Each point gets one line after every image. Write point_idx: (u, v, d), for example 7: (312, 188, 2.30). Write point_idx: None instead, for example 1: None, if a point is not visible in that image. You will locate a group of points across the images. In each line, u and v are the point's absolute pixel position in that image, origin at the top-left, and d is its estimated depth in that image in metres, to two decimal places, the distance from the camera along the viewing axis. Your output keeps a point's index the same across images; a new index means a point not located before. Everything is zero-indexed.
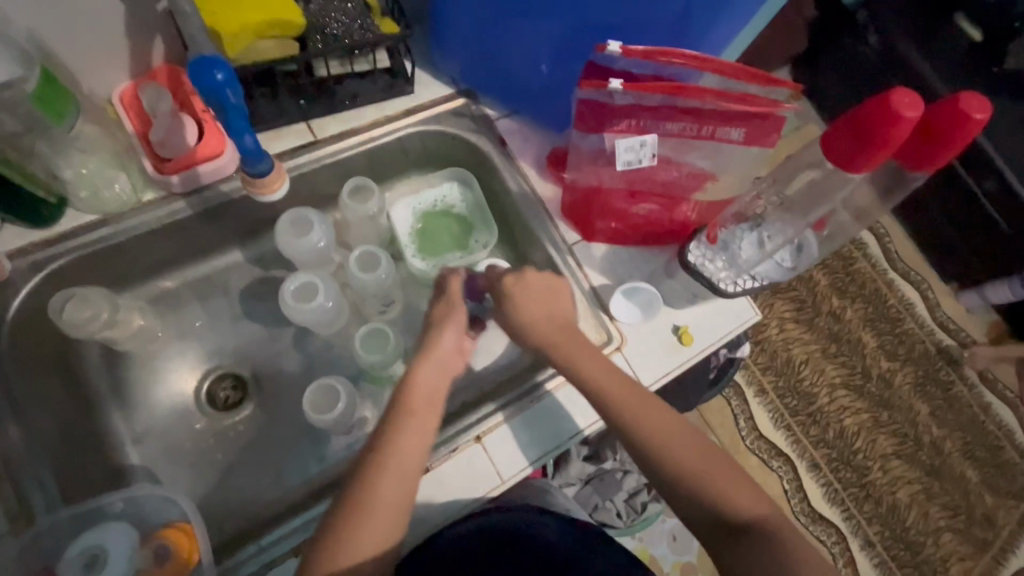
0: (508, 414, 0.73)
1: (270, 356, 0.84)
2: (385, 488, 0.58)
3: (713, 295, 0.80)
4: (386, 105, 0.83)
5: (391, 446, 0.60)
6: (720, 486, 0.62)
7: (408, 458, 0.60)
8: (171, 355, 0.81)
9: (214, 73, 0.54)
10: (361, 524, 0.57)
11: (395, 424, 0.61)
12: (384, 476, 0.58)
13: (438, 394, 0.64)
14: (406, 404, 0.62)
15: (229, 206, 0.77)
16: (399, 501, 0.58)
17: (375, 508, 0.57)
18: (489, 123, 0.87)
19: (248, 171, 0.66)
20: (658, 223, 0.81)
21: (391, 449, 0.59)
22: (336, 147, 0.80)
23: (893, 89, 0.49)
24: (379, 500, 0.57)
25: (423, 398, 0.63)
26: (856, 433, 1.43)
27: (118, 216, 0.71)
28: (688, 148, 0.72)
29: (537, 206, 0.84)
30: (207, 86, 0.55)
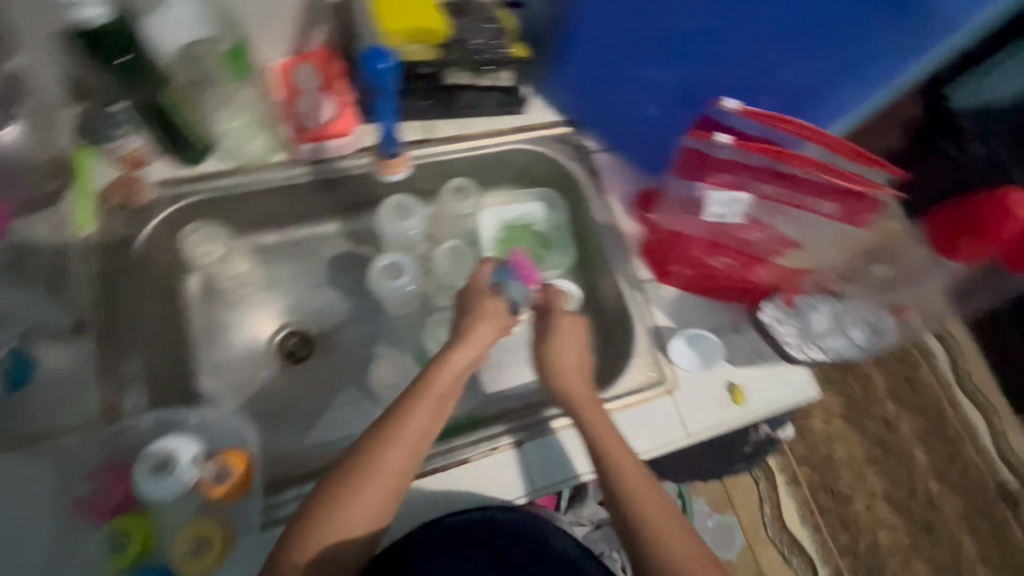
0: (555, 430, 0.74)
1: (340, 324, 0.90)
2: (392, 461, 0.61)
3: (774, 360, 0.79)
4: (497, 119, 0.90)
5: (394, 431, 0.61)
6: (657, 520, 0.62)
7: (420, 438, 0.63)
8: (256, 304, 0.89)
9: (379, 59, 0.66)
10: (341, 509, 0.59)
11: (428, 398, 0.64)
12: (378, 466, 0.60)
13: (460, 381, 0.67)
14: (435, 379, 0.65)
15: (341, 181, 0.84)
16: (386, 490, 0.60)
17: (361, 492, 0.59)
18: (587, 154, 0.92)
19: (381, 150, 0.81)
20: (730, 279, 0.81)
21: (390, 440, 0.61)
22: (445, 148, 0.87)
23: None
24: (366, 487, 0.59)
25: (448, 382, 0.65)
26: (890, 550, 1.34)
27: (247, 170, 0.79)
28: (774, 213, 0.76)
29: (617, 239, 0.88)
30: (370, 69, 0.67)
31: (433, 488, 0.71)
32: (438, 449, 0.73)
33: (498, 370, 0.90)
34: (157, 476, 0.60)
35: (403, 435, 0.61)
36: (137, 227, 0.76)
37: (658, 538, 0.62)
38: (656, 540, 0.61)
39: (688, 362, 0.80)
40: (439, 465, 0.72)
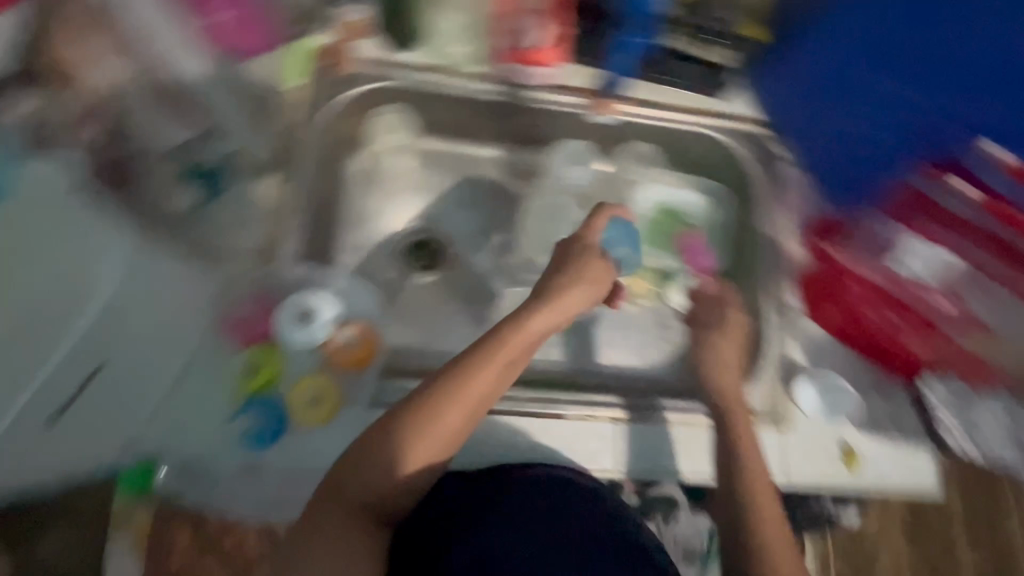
0: (656, 418, 0.74)
1: (469, 247, 0.90)
2: (455, 416, 0.60)
3: (898, 437, 0.73)
4: (695, 97, 0.86)
5: (464, 382, 0.61)
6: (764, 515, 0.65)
7: (483, 399, 0.62)
8: (402, 201, 0.89)
9: None
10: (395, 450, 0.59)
11: (500, 357, 0.63)
12: (439, 415, 0.60)
13: (533, 347, 0.67)
14: (506, 338, 0.64)
15: (524, 110, 0.84)
16: (437, 446, 0.60)
17: (416, 437, 0.59)
18: (774, 161, 0.85)
19: (607, 84, 0.83)
20: (888, 339, 0.75)
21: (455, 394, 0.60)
22: (633, 110, 0.84)
23: None
24: (422, 435, 0.59)
25: (523, 345, 0.65)
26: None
27: (446, 72, 0.82)
28: (985, 286, 0.68)
29: (776, 258, 0.82)
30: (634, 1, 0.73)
31: (523, 431, 0.72)
32: (537, 396, 0.74)
33: (605, 343, 0.88)
34: (299, 324, 0.67)
35: (467, 395, 0.61)
36: (333, 93, 0.79)
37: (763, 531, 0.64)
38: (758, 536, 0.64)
39: (808, 407, 0.75)
40: (536, 410, 0.73)
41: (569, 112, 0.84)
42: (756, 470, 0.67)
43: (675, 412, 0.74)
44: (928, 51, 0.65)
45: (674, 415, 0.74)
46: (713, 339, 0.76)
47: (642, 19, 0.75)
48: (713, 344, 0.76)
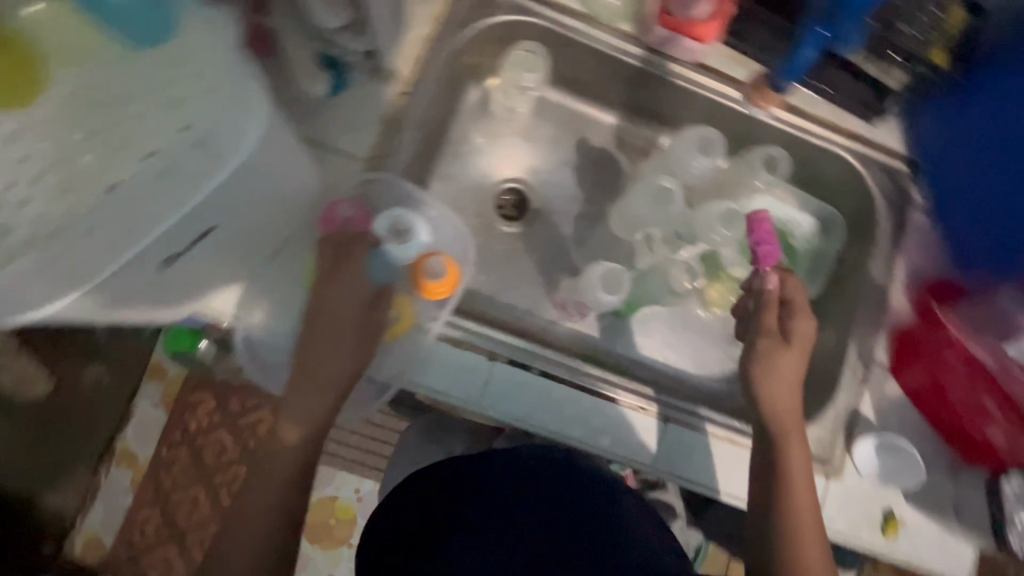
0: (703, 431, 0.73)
1: (558, 208, 0.88)
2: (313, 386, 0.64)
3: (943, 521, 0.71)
4: (842, 115, 0.79)
5: (310, 370, 0.64)
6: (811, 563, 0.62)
7: (332, 360, 0.64)
8: (508, 143, 0.88)
9: None
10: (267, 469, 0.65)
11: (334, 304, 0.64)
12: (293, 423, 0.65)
13: (364, 292, 0.65)
14: (335, 267, 0.64)
15: (660, 82, 0.79)
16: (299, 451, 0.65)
17: (309, 401, 0.65)
18: (908, 206, 0.79)
19: (771, 79, 0.76)
20: (960, 417, 0.71)
21: (303, 382, 0.64)
22: (775, 114, 0.78)
23: None
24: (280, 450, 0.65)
25: (350, 288, 0.64)
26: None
27: (594, 22, 0.77)
28: None
29: (877, 307, 0.77)
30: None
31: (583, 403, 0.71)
32: (595, 372, 0.73)
33: (668, 342, 0.85)
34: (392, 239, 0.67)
35: (317, 358, 0.64)
36: (474, 18, 0.75)
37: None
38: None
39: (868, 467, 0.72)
40: (587, 387, 0.72)
41: (710, 95, 0.78)
42: (797, 487, 0.65)
43: (724, 429, 0.73)
44: None
45: (723, 432, 0.73)
46: (775, 350, 0.69)
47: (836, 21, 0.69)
48: (773, 356, 0.69)
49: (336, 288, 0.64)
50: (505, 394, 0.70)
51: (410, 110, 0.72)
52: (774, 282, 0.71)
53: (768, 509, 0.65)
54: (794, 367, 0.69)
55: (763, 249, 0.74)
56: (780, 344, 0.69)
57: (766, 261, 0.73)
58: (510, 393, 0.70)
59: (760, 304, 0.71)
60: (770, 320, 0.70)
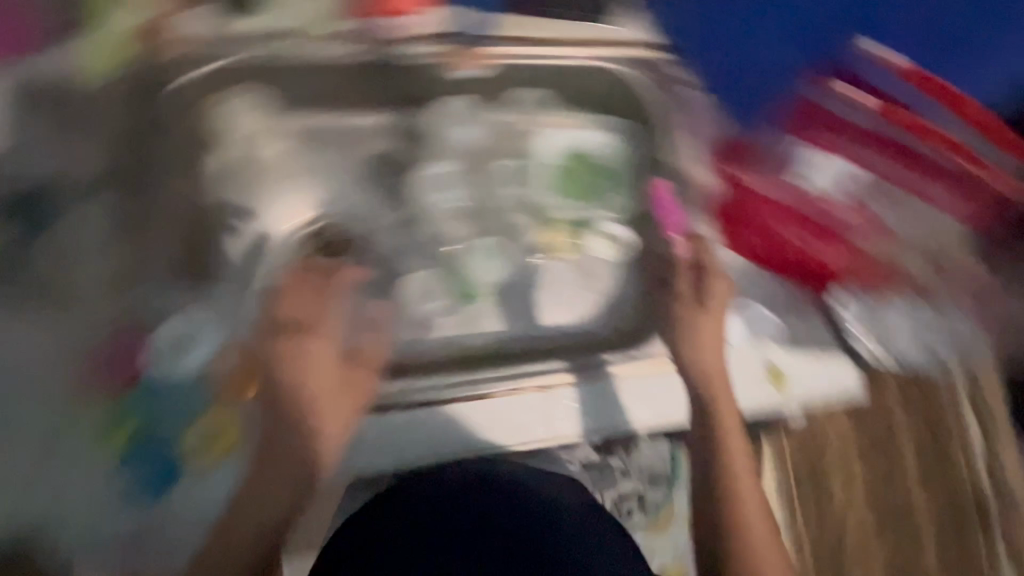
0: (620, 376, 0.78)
1: (366, 230, 0.80)
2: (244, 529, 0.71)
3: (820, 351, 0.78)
4: (586, 24, 0.72)
5: (249, 496, 0.71)
6: (740, 487, 0.80)
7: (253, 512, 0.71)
8: (277, 187, 0.77)
9: None
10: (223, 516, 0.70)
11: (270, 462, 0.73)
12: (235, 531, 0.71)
13: (269, 432, 0.73)
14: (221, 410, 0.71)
15: (394, 69, 0.72)
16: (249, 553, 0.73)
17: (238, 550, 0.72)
18: (677, 87, 0.74)
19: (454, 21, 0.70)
20: (802, 257, 0.77)
21: (242, 494, 0.71)
22: (514, 55, 0.72)
23: None
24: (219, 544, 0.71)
25: (284, 446, 0.73)
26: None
27: (286, 37, 0.68)
28: (881, 192, 0.73)
29: (688, 194, 0.78)
30: None
31: (465, 414, 0.75)
32: (461, 380, 0.77)
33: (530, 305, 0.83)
34: None
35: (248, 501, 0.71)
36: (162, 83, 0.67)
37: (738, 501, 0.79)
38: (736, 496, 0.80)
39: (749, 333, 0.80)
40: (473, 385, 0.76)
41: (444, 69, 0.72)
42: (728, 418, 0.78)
43: (641, 361, 0.79)
44: None
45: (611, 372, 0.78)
46: (694, 316, 0.79)
47: None
48: (696, 323, 0.79)
49: (285, 446, 0.74)
50: (409, 440, 0.74)
51: None
52: (686, 250, 0.81)
53: (705, 450, 0.79)
54: (715, 328, 0.79)
55: (670, 219, 0.81)
56: (700, 311, 0.79)
57: (670, 229, 0.81)
58: (434, 436, 0.74)
59: (675, 270, 0.82)
60: (685, 284, 0.81)
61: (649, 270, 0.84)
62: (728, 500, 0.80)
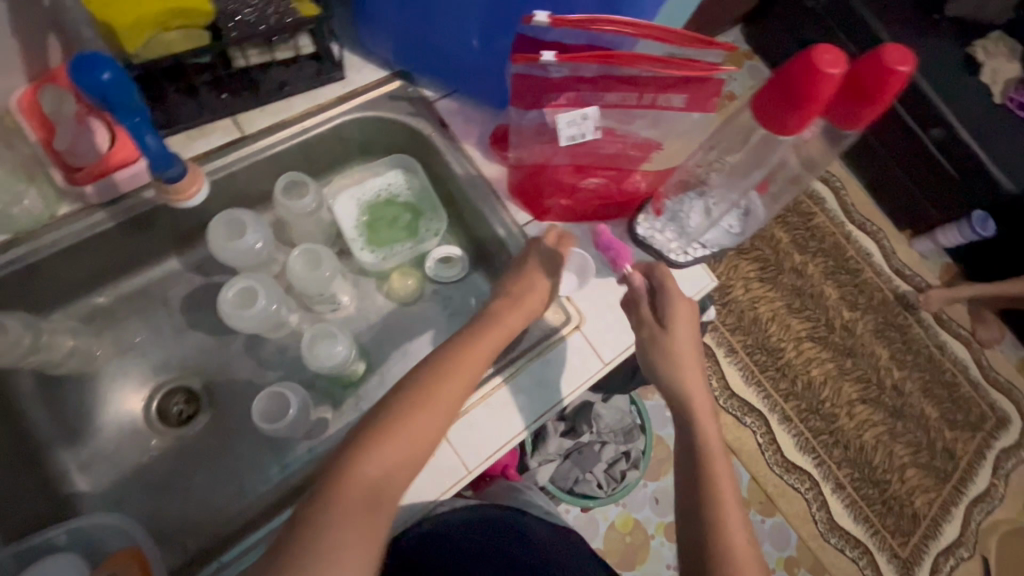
0: (526, 367, 0.73)
1: (222, 364, 0.81)
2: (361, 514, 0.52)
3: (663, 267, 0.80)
4: (315, 93, 0.78)
5: (405, 417, 0.57)
6: (699, 464, 0.65)
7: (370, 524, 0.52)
8: (115, 368, 0.78)
9: (99, 73, 0.52)
10: (383, 449, 0.55)
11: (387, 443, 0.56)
12: (395, 435, 0.56)
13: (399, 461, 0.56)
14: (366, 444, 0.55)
15: (158, 212, 0.73)
16: (393, 480, 0.55)
17: None
18: (428, 105, 0.82)
19: (159, 175, 0.65)
20: (608, 196, 0.78)
21: (408, 417, 0.57)
22: (265, 142, 0.75)
23: (884, 46, 0.54)
24: (384, 449, 0.55)
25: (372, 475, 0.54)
26: (835, 403, 1.47)
27: (29, 234, 0.67)
28: (628, 118, 0.71)
29: (486, 189, 0.81)
30: (93, 87, 0.53)
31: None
32: None
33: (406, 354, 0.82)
34: None
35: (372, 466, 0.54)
36: None
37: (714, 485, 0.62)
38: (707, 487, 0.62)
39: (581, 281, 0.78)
40: None
41: (172, 205, 0.70)
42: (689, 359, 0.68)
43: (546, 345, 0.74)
44: None
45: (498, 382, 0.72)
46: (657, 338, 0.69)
47: (132, 106, 0.57)
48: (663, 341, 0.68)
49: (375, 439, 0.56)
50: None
51: None
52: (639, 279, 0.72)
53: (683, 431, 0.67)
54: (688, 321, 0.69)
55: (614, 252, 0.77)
56: (664, 333, 0.68)
57: (623, 262, 0.77)
58: None
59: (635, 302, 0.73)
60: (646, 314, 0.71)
61: (494, 271, 0.85)
62: (699, 454, 0.65)
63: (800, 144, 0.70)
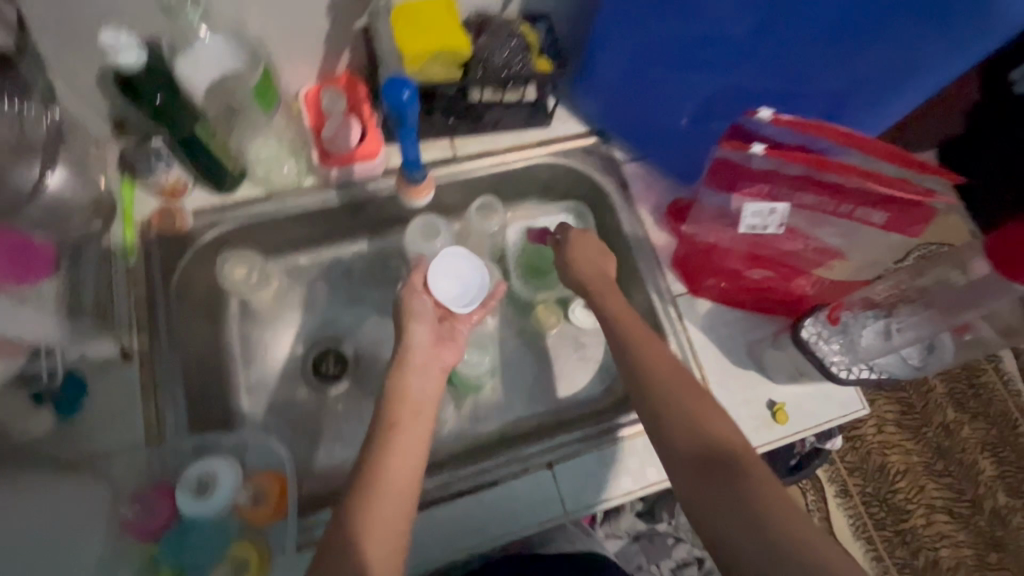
0: (635, 435, 0.75)
1: (372, 341, 0.91)
2: (406, 411, 0.63)
3: (818, 378, 0.77)
4: (522, 133, 0.89)
5: (398, 397, 0.64)
6: None
7: (419, 422, 0.63)
8: (291, 317, 0.91)
9: (403, 90, 0.66)
10: (389, 447, 0.60)
11: (414, 362, 0.67)
12: (382, 489, 0.57)
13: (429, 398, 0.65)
14: (399, 365, 0.67)
15: (371, 203, 0.86)
16: (407, 482, 0.58)
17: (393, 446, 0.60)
18: (616, 165, 0.89)
19: (404, 176, 0.77)
20: (770, 290, 0.79)
21: (397, 414, 0.63)
22: (472, 165, 0.87)
23: None
24: (393, 455, 0.59)
25: (417, 396, 0.64)
26: None
27: (278, 197, 0.82)
28: (819, 222, 0.70)
29: (648, 252, 0.85)
30: (393, 100, 0.67)
31: (487, 502, 0.72)
32: (467, 470, 0.74)
33: (529, 385, 0.88)
34: (198, 497, 0.64)
35: (411, 378, 0.66)
36: (178, 252, 0.79)
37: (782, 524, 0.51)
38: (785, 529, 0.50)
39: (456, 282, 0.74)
40: (470, 486, 0.72)
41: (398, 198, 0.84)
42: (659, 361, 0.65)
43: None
44: (699, 53, 0.68)
45: (611, 439, 0.75)
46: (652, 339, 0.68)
47: (409, 121, 0.69)
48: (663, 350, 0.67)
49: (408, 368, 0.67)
50: (434, 537, 0.70)
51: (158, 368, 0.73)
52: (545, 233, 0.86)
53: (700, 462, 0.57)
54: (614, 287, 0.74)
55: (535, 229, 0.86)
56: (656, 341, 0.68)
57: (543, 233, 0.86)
58: (458, 537, 0.70)
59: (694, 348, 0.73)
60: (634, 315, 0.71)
61: None
62: None
63: None
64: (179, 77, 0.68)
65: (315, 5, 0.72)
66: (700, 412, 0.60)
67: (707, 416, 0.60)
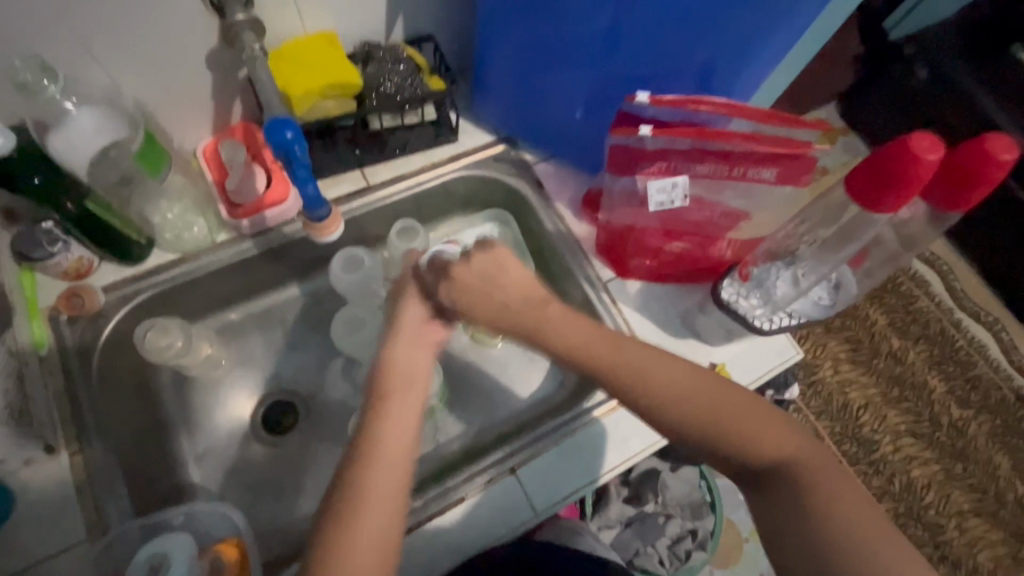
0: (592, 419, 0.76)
1: (319, 384, 0.90)
2: (402, 401, 0.57)
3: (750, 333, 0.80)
4: (432, 152, 0.89)
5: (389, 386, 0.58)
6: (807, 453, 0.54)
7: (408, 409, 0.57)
8: (231, 375, 0.89)
9: (286, 131, 0.65)
10: (382, 436, 0.56)
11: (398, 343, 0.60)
12: (362, 512, 0.52)
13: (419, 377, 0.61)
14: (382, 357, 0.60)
15: (291, 246, 0.85)
16: (394, 480, 0.54)
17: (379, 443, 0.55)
18: (527, 167, 0.91)
19: (309, 215, 0.77)
20: (691, 260, 0.81)
21: (386, 404, 0.57)
22: (384, 193, 0.86)
23: (912, 133, 0.56)
24: (377, 457, 0.54)
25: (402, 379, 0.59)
26: (943, 511, 1.31)
27: (191, 257, 0.80)
28: (719, 188, 0.74)
29: (573, 244, 0.87)
30: (278, 142, 0.66)
31: (458, 520, 0.71)
32: (432, 493, 0.72)
33: (484, 395, 0.88)
34: None
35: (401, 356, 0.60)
36: (95, 333, 0.76)
37: (739, 438, 0.54)
38: (738, 440, 0.54)
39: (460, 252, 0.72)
40: (438, 508, 0.71)
41: (313, 236, 0.81)
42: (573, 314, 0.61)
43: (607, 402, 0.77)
44: (575, 51, 0.72)
45: (569, 430, 0.76)
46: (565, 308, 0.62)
47: (300, 160, 0.68)
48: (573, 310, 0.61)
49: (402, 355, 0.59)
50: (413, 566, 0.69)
51: (89, 456, 0.69)
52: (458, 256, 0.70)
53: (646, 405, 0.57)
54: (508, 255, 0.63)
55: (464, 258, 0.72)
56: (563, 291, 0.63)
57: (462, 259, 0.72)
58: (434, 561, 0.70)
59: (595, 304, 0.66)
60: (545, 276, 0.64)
61: None
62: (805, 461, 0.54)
63: (898, 222, 0.69)
64: (54, 152, 0.65)
65: (192, 60, 0.71)
66: (728, 430, 0.55)
67: (737, 432, 0.55)
